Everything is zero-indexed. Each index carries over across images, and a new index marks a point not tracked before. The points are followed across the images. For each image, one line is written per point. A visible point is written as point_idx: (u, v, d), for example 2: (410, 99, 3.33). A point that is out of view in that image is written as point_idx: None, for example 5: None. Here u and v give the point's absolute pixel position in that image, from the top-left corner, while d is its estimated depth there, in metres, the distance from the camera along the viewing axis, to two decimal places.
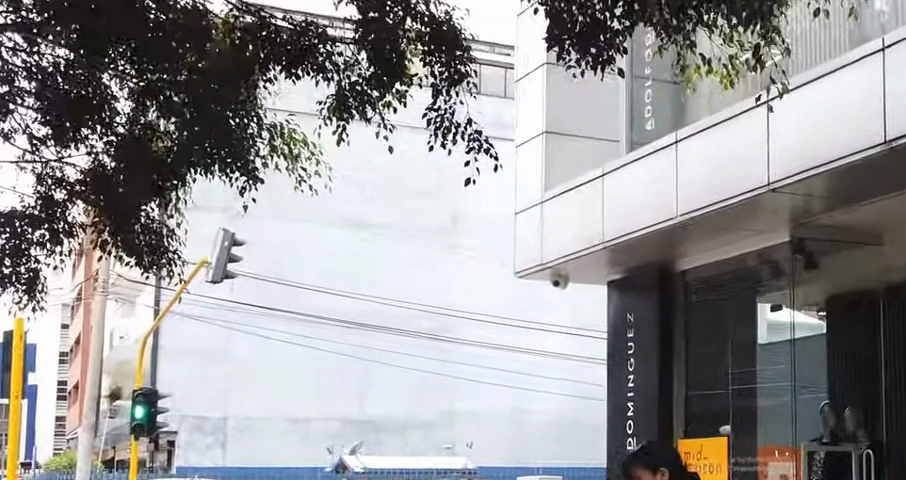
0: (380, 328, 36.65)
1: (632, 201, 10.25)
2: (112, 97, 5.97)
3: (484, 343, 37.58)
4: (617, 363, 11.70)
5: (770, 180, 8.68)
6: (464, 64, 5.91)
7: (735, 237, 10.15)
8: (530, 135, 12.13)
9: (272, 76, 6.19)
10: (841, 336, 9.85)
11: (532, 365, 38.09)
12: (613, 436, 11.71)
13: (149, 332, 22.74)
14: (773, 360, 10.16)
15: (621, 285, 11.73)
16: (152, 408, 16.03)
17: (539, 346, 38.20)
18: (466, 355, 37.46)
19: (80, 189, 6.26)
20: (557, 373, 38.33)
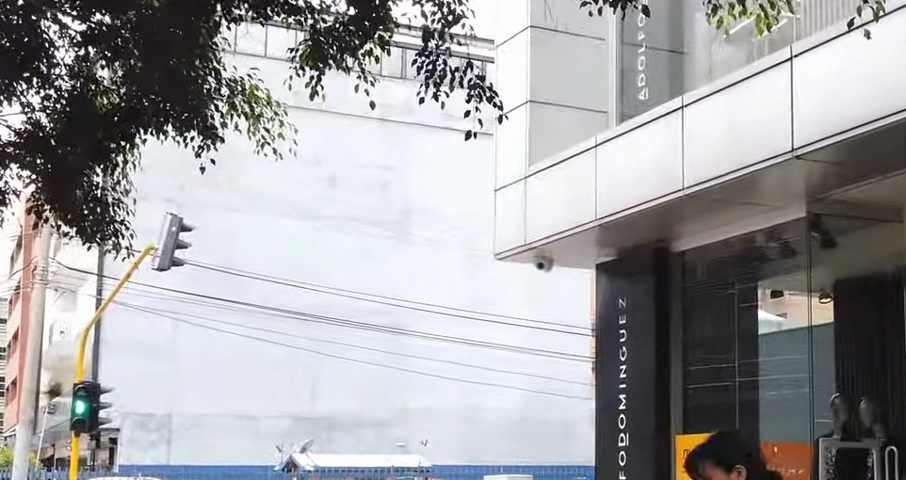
0: (333, 321, 35.80)
1: (628, 173, 9.32)
2: (51, 47, 5.86)
3: (437, 336, 36.90)
4: (606, 353, 10.71)
5: (794, 147, 7.77)
6: (456, 5, 5.85)
7: (742, 212, 9.23)
8: (513, 106, 11.15)
9: (236, 16, 5.80)
10: (849, 322, 8.85)
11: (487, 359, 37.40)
12: (601, 432, 10.72)
13: (91, 323, 21.30)
14: (780, 350, 9.32)
15: (612, 267, 10.78)
16: (93, 403, 14.83)
17: (496, 338, 37.58)
18: (416, 349, 36.75)
19: (11, 150, 6.16)
20: (513, 367, 37.44)
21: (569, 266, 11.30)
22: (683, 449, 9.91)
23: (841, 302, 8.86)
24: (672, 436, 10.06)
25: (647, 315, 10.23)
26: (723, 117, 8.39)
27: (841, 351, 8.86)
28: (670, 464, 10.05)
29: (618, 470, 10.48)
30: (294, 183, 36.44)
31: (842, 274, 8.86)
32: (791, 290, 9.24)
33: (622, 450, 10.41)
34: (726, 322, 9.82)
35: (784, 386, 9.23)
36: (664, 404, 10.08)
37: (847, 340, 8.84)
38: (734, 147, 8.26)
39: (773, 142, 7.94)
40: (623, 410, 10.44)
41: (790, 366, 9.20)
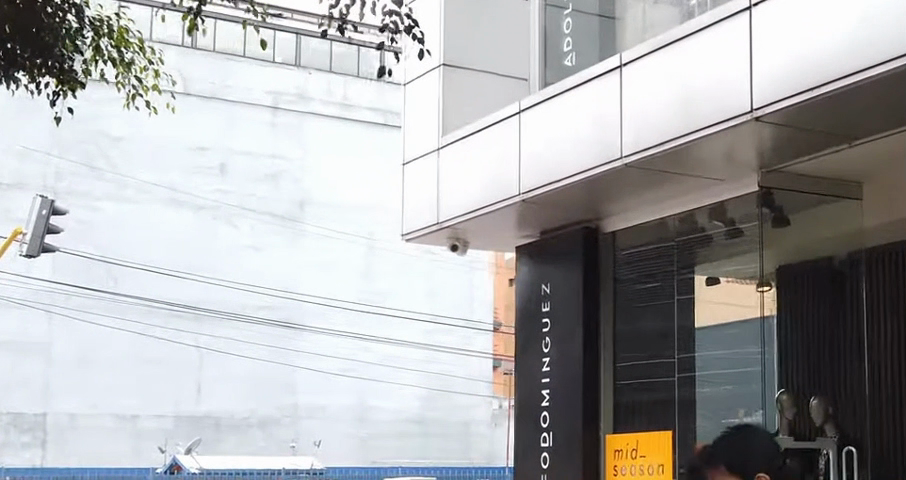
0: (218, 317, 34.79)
1: (561, 139, 8.17)
2: None
3: (329, 331, 36.22)
4: (527, 343, 9.56)
5: (755, 108, 6.72)
6: None
7: (687, 186, 8.19)
8: (421, 71, 9.90)
9: None
10: (802, 308, 7.94)
11: (382, 357, 36.95)
12: (520, 434, 9.53)
13: None
14: (720, 347, 8.23)
15: (532, 249, 9.69)
16: None
17: (394, 335, 37.25)
18: (308, 345, 35.91)
19: None
20: (416, 364, 37.47)
21: (483, 250, 10.15)
22: (615, 450, 8.86)
23: (788, 288, 7.90)
24: (602, 435, 8.95)
25: (575, 300, 9.13)
26: (668, 77, 7.33)
27: (785, 343, 7.91)
28: (599, 466, 8.94)
29: (539, 473, 9.29)
30: (181, 172, 34.89)
31: (781, 258, 7.90)
32: (730, 275, 8.18)
33: (544, 452, 9.23)
34: (665, 311, 8.72)
35: (727, 383, 8.11)
36: (593, 399, 8.96)
37: (793, 330, 7.94)
38: (680, 114, 7.24)
39: (725, 107, 6.95)
40: (545, 408, 9.31)
41: (732, 357, 8.11)
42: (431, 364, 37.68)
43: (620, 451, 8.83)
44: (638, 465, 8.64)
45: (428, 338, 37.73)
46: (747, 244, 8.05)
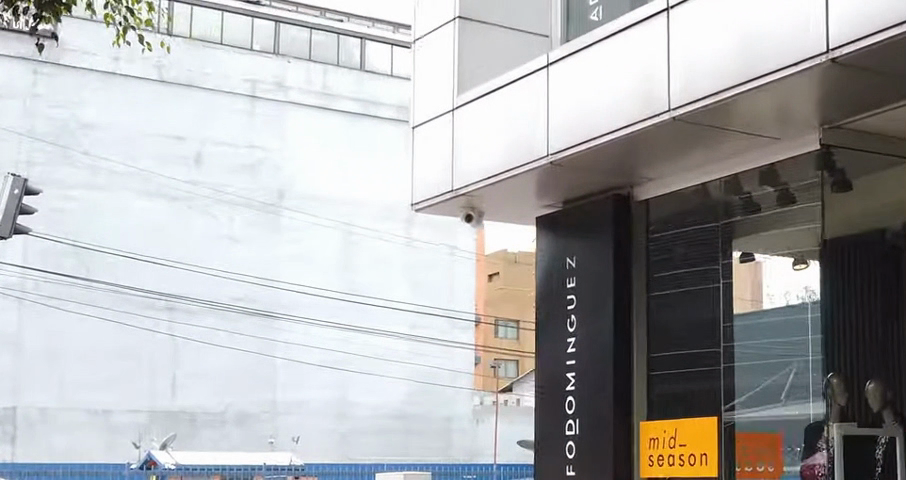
0: (211, 308, 39.37)
1: (597, 95, 7.26)
2: None
3: (322, 322, 41.05)
4: (550, 322, 8.70)
5: (831, 51, 5.76)
6: None
7: (736, 145, 7.31)
8: (435, 25, 9.06)
9: None
10: (846, 279, 7.10)
11: (368, 344, 41.78)
12: (543, 422, 8.68)
13: None
14: (761, 335, 7.47)
15: (556, 220, 8.83)
16: None
17: (382, 326, 42.23)
18: (287, 334, 40.41)
19: None
20: (392, 356, 42.16)
21: (497, 220, 9.28)
22: (650, 438, 8.00)
23: (831, 266, 7.05)
24: (636, 422, 8.11)
25: (604, 275, 8.25)
26: (720, 27, 6.42)
27: (833, 325, 7.03)
28: (632, 456, 8.08)
29: (564, 465, 8.42)
30: None
31: (839, 230, 7.04)
32: (770, 255, 7.45)
33: (569, 441, 8.37)
34: (708, 295, 7.91)
35: (742, 374, 7.56)
36: (625, 383, 8.10)
37: (837, 305, 7.07)
38: (725, 66, 6.37)
39: (791, 49, 6.01)
40: (570, 394, 8.42)
41: (770, 345, 7.38)
42: (414, 356, 42.38)
43: (656, 440, 7.97)
44: (678, 455, 7.82)
45: (404, 325, 42.67)
46: (796, 216, 7.24)
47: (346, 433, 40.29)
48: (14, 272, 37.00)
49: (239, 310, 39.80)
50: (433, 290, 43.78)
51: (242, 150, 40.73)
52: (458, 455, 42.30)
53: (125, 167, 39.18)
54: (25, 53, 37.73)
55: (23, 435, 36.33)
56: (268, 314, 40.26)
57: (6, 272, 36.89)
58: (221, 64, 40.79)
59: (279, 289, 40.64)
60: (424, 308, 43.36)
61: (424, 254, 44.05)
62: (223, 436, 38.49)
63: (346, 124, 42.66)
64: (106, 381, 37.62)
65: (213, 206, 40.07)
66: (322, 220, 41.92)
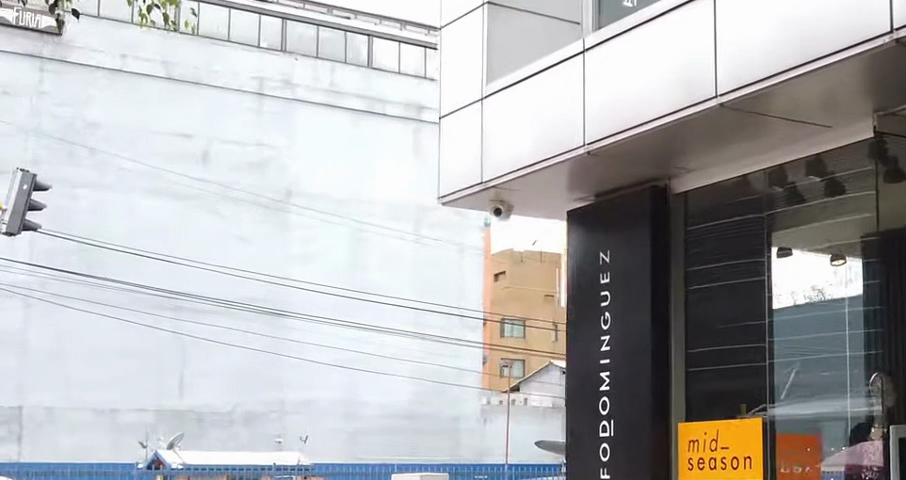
0: (219, 305, 39.23)
1: (633, 84, 6.94)
2: None
3: (332, 320, 40.88)
4: (582, 320, 8.38)
5: (897, 31, 5.41)
6: None
7: (784, 134, 6.99)
8: (466, 12, 8.72)
9: None
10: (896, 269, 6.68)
11: (377, 343, 41.62)
12: (575, 424, 8.35)
13: None
14: (804, 331, 7.15)
15: (588, 216, 8.51)
16: None
17: (391, 324, 42.04)
18: (291, 330, 40.17)
19: None
20: (398, 355, 41.88)
21: (525, 214, 8.97)
22: (690, 440, 7.69)
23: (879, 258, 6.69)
24: (674, 423, 7.80)
25: (641, 270, 7.93)
26: (734, 34, 6.29)
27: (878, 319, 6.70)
28: (671, 459, 7.77)
29: (598, 468, 8.09)
30: None
31: (895, 222, 6.66)
32: (802, 250, 7.27)
33: (604, 443, 8.05)
34: (751, 291, 7.57)
35: (786, 373, 7.21)
36: (664, 382, 7.78)
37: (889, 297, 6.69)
38: (771, 54, 6.06)
39: (851, 27, 5.65)
40: (604, 393, 8.09)
41: (792, 342, 7.22)
42: (418, 355, 42.15)
43: (695, 442, 7.65)
44: (720, 457, 7.49)
45: (412, 323, 42.47)
46: (830, 210, 7.03)
47: (354, 433, 40.17)
48: (21, 270, 36.91)
49: (248, 307, 39.65)
50: (439, 285, 43.59)
51: (250, 148, 40.85)
52: (467, 454, 41.94)
53: (132, 166, 39.20)
54: (31, 51, 37.73)
55: (30, 435, 35.99)
56: (277, 312, 40.07)
57: (12, 271, 36.76)
58: (230, 60, 40.77)
59: (288, 288, 40.50)
60: (434, 307, 43.25)
61: (433, 250, 43.86)
62: (231, 437, 38.30)
63: (355, 123, 42.92)
64: (112, 380, 37.48)
65: (218, 204, 40.22)
66: (330, 217, 42.03)
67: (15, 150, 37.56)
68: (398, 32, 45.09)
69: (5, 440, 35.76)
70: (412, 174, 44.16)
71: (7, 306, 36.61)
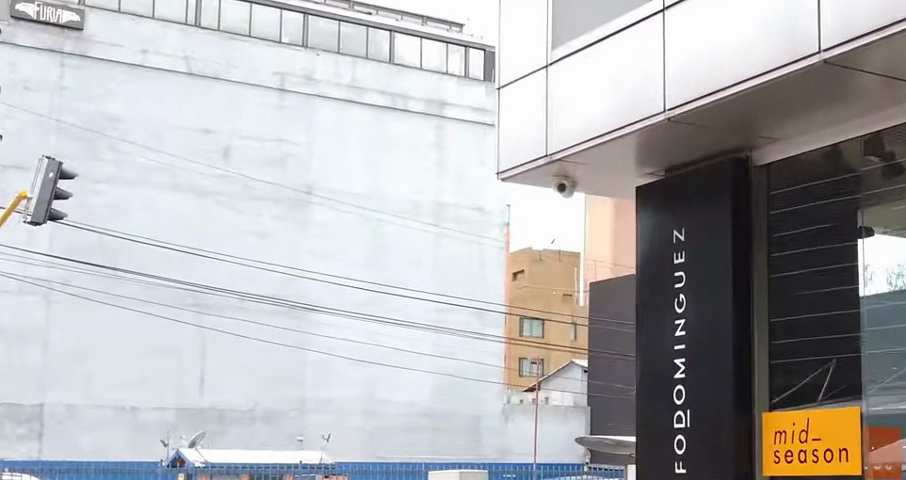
0: (240, 294, 40.45)
1: (728, 28, 6.37)
2: None
3: (347, 310, 42.12)
4: (655, 303, 7.84)
5: None
6: None
7: (881, 99, 6.47)
8: None
9: None
10: None
11: (389, 334, 42.78)
12: (645, 415, 7.80)
13: None
14: (894, 318, 6.74)
15: (658, 191, 7.96)
16: None
17: (411, 316, 43.35)
18: (312, 323, 41.54)
19: None
20: (417, 346, 43.29)
21: (591, 190, 8.48)
22: (776, 432, 7.14)
23: None
24: (757, 413, 7.24)
25: (720, 248, 7.39)
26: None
27: None
28: (755, 452, 7.21)
29: (673, 461, 7.53)
30: None
31: None
32: (887, 232, 6.85)
33: (679, 435, 7.48)
34: (845, 274, 7.05)
35: (876, 362, 6.78)
36: (747, 370, 7.23)
37: None
38: (862, 14, 5.59)
39: None
40: (679, 382, 7.53)
41: (887, 329, 6.76)
42: (438, 348, 43.62)
43: (782, 434, 7.11)
44: (814, 449, 7.00)
45: (428, 317, 43.73)
46: None
47: (375, 431, 41.48)
48: (43, 262, 37.68)
49: (265, 295, 40.85)
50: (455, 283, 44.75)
51: (269, 144, 41.78)
52: (489, 453, 43.16)
53: (154, 161, 39.84)
54: (53, 45, 38.33)
55: (51, 433, 36.65)
56: (293, 304, 41.30)
57: (34, 266, 37.56)
58: (253, 57, 41.81)
59: (309, 279, 41.80)
60: (450, 300, 44.53)
61: (452, 239, 44.95)
62: (252, 434, 39.22)
63: (375, 122, 43.98)
64: (133, 378, 38.20)
65: (237, 202, 41.16)
66: (350, 209, 43.12)
67: (38, 146, 38.22)
68: (420, 27, 46.21)
69: (25, 439, 36.27)
70: (430, 173, 44.95)
71: (29, 304, 37.33)
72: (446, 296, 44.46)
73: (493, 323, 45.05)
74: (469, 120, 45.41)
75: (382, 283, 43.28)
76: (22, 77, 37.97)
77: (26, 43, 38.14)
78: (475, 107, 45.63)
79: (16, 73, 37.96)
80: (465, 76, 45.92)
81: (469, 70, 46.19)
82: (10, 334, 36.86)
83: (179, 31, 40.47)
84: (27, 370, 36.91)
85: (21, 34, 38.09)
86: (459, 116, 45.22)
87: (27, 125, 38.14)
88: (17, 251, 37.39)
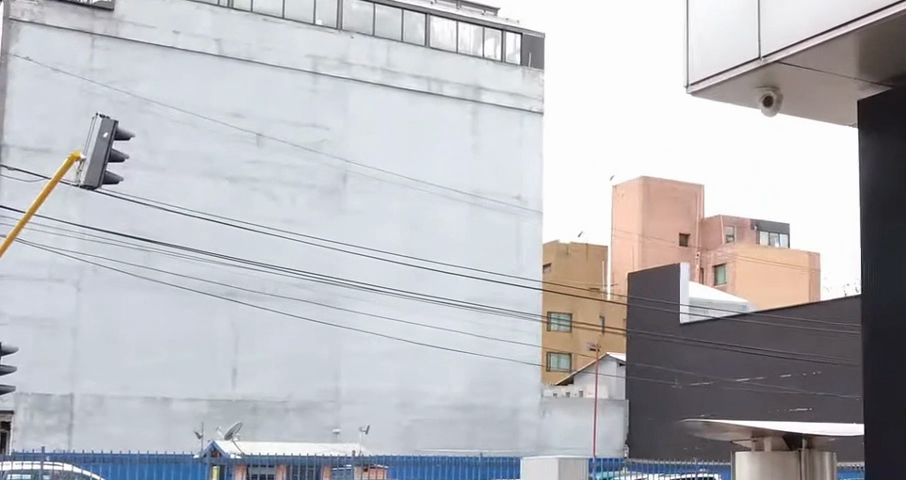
0: (278, 270, 39.34)
1: None
2: None
3: (384, 296, 40.96)
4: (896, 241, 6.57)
5: None
6: None
7: None
8: None
9: None
10: None
11: (424, 321, 41.59)
12: (878, 378, 6.63)
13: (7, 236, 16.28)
14: None
15: (887, 105, 6.73)
16: None
17: (448, 300, 42.23)
18: (349, 311, 40.29)
19: None
20: (455, 336, 42.04)
21: (805, 103, 7.31)
22: None
23: None
24: None
25: None
26: None
27: None
28: None
29: None
30: None
31: None
32: None
33: None
34: None
35: None
36: None
37: None
38: None
39: None
40: None
41: None
42: (476, 334, 42.47)
43: None
44: None
45: (467, 297, 42.68)
46: None
47: (410, 424, 40.56)
48: (75, 234, 36.35)
49: (305, 273, 39.79)
50: (495, 263, 43.59)
51: (303, 128, 40.49)
52: (524, 447, 42.48)
53: (184, 147, 38.55)
54: (82, 26, 37.06)
55: (80, 424, 35.45)
56: (326, 279, 40.11)
57: (68, 240, 36.26)
58: (286, 40, 40.50)
59: (348, 253, 40.70)
60: (490, 274, 43.44)
61: (492, 220, 43.77)
62: (285, 426, 38.35)
63: (411, 104, 42.74)
64: (164, 367, 37.02)
65: (271, 188, 39.88)
66: (391, 179, 41.99)
67: (69, 130, 36.83)
68: (456, 10, 44.74)
69: (54, 431, 35.04)
70: (467, 157, 43.56)
71: (58, 291, 35.83)
72: (487, 274, 43.38)
73: (531, 311, 43.86)
74: (504, 105, 44.48)
75: (424, 258, 42.19)
76: (52, 62, 36.58)
77: (57, 24, 36.72)
78: (510, 92, 44.73)
79: (46, 54, 36.48)
80: (499, 61, 44.78)
81: (504, 55, 45.02)
82: (38, 320, 35.40)
83: (210, 12, 39.13)
84: (55, 360, 35.47)
85: (51, 15, 36.59)
86: (495, 100, 44.26)
87: (57, 112, 36.70)
88: (53, 223, 36.04)
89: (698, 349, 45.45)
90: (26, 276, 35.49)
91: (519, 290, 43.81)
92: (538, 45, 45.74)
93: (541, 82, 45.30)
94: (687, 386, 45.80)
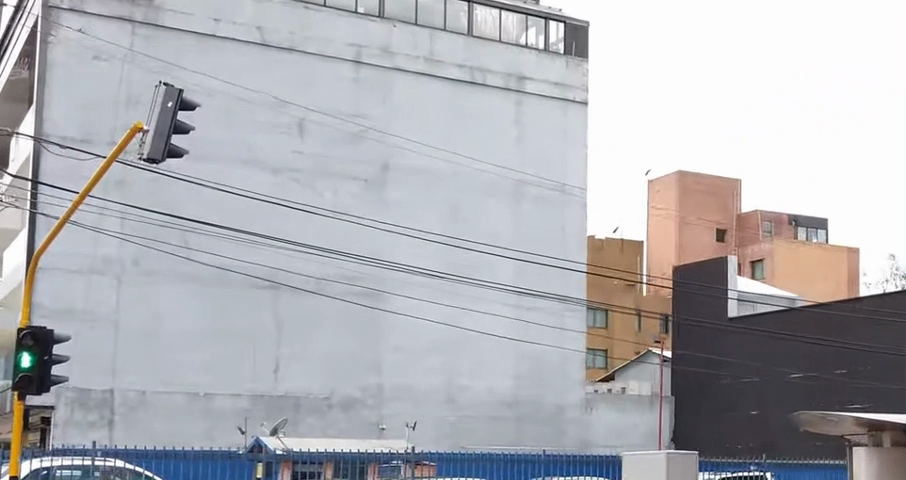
0: (320, 261, 38.34)
1: None
2: None
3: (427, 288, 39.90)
4: None
5: None
6: None
7: None
8: None
9: None
10: None
11: (468, 314, 40.42)
12: None
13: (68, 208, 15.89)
14: None
15: None
16: (40, 354, 15.53)
17: (493, 294, 41.07)
18: (392, 303, 39.25)
19: None
20: (499, 329, 40.94)
21: None
22: None
23: None
24: None
25: None
26: None
27: None
28: None
29: None
30: None
31: None
32: None
33: None
34: None
35: None
36: None
37: None
38: None
39: None
40: None
41: None
42: (521, 329, 41.31)
43: None
44: None
45: (511, 291, 41.49)
46: None
47: (456, 421, 39.44)
48: (116, 212, 35.56)
49: (348, 260, 38.78)
50: (540, 253, 42.33)
51: (345, 117, 39.45)
52: (571, 445, 41.31)
53: (225, 136, 37.56)
54: (122, 13, 36.18)
55: (122, 419, 34.49)
56: (370, 266, 39.13)
57: (111, 220, 35.40)
58: (327, 28, 39.45)
59: (392, 244, 39.62)
60: (535, 260, 42.22)
61: (537, 211, 42.52)
62: (329, 422, 37.43)
63: (454, 92, 41.57)
64: (205, 362, 36.04)
65: (314, 178, 38.80)
66: (433, 168, 40.83)
67: (109, 119, 35.84)
68: None
69: (96, 426, 34.04)
70: (511, 146, 42.35)
71: (99, 281, 34.91)
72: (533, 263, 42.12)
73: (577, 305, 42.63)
74: (548, 94, 43.25)
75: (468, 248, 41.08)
76: (92, 50, 35.71)
77: (97, 12, 35.83)
78: (554, 82, 43.50)
79: (85, 42, 35.58)
80: (542, 50, 43.59)
81: (548, 44, 43.81)
82: (78, 312, 34.39)
83: None
84: (96, 353, 34.53)
85: (90, 2, 35.70)
86: (538, 90, 43.04)
87: (99, 101, 35.79)
88: (94, 202, 35.30)
89: (750, 340, 44.06)
90: (67, 268, 34.45)
91: (565, 284, 42.61)
92: (581, 35, 44.51)
93: (585, 71, 44.08)
94: (737, 379, 44.48)
